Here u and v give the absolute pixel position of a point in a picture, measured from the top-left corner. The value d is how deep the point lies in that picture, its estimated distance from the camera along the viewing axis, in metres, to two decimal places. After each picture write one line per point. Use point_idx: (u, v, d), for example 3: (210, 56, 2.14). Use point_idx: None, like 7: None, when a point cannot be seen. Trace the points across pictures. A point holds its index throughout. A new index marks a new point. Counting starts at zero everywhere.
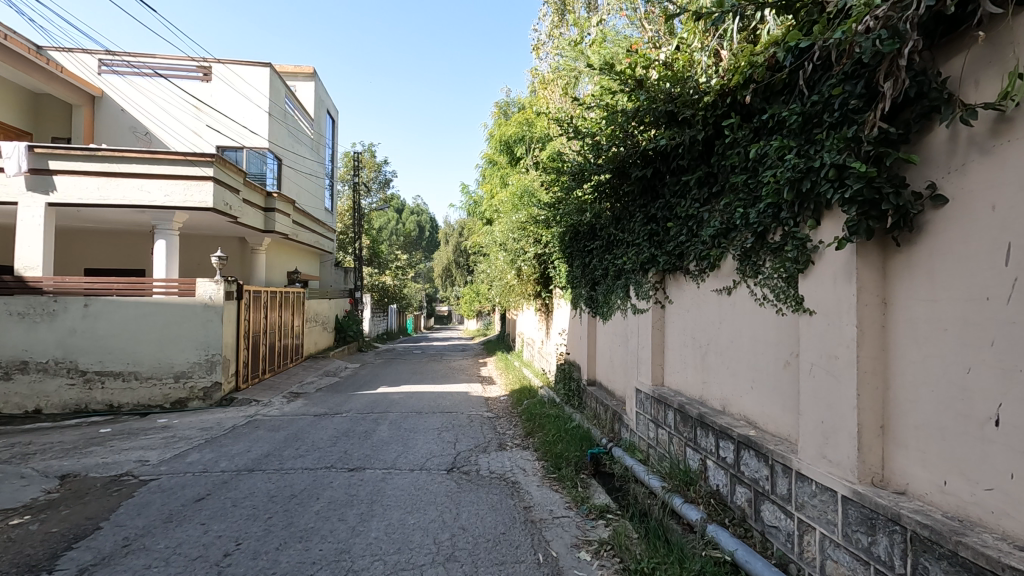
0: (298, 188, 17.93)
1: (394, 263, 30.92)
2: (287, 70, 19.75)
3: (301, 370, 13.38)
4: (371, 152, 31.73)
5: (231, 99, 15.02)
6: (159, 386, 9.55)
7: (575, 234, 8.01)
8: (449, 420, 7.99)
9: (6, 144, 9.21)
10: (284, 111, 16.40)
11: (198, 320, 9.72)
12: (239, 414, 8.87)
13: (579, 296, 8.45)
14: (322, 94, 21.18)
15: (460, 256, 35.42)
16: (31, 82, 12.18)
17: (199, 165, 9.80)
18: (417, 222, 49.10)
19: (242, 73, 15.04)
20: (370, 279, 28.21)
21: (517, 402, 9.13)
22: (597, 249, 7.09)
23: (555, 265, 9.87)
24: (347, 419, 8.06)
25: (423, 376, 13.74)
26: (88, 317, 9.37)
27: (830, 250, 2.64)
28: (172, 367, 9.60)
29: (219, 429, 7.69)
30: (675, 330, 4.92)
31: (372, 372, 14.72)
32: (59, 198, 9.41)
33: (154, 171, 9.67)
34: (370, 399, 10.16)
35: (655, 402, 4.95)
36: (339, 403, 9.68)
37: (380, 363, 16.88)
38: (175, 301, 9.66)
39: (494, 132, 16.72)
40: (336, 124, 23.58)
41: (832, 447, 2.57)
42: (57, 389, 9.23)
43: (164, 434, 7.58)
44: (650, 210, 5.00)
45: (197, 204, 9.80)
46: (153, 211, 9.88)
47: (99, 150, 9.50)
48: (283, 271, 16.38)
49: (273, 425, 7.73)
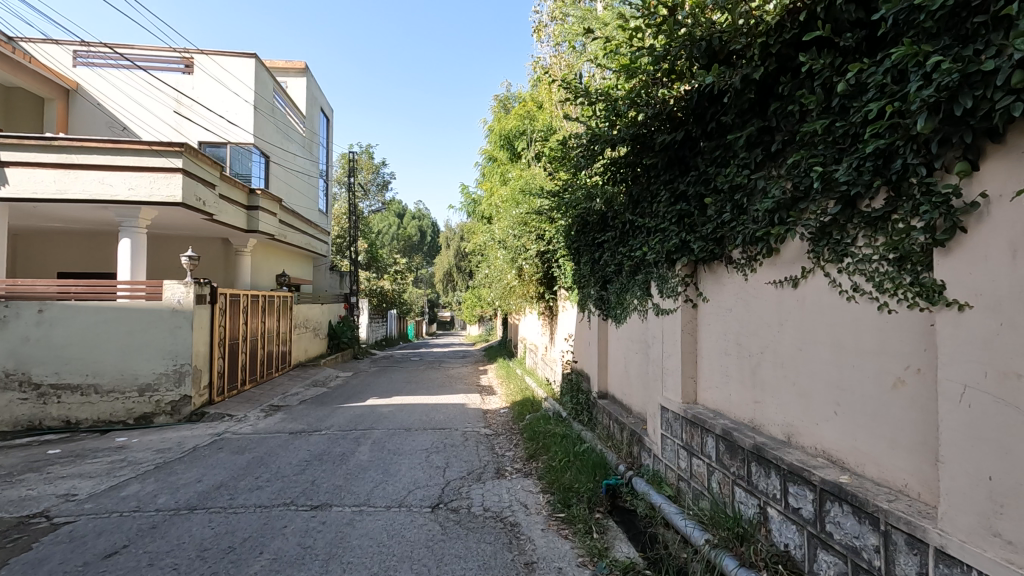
0: (288, 187, 17.07)
1: (392, 267, 30.02)
2: (277, 65, 18.94)
3: (286, 380, 12.41)
4: (368, 154, 30.95)
5: (214, 91, 14.14)
6: (122, 400, 8.62)
7: (582, 227, 7.06)
8: (441, 439, 7.01)
9: None
10: (271, 106, 15.53)
11: (165, 326, 8.79)
12: (206, 431, 7.90)
13: (587, 297, 7.49)
14: (315, 90, 20.36)
15: (461, 260, 34.50)
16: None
17: (165, 155, 8.89)
18: (417, 227, 48.21)
19: (226, 65, 14.17)
20: (368, 284, 27.26)
21: (518, 416, 8.15)
22: (609, 243, 6.14)
23: (561, 263, 8.92)
24: (325, 438, 7.08)
25: (417, 386, 12.75)
26: (43, 324, 8.45)
27: (1000, 207, 1.69)
28: (137, 379, 8.67)
29: (177, 450, 6.73)
30: (711, 337, 3.96)
31: (364, 381, 13.74)
32: (11, 193, 8.46)
33: (117, 162, 8.78)
34: (356, 412, 9.18)
35: (688, 424, 3.99)
36: (321, 418, 8.71)
37: (374, 372, 15.90)
38: (140, 306, 8.74)
39: (493, 126, 15.83)
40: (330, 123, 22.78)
41: (1014, 522, 1.62)
42: (7, 404, 8.30)
43: (114, 456, 6.62)
44: (678, 186, 4.05)
45: (165, 198, 8.88)
46: (116, 206, 8.94)
47: (55, 139, 8.61)
48: (270, 275, 15.46)
49: (239, 446, 6.75)
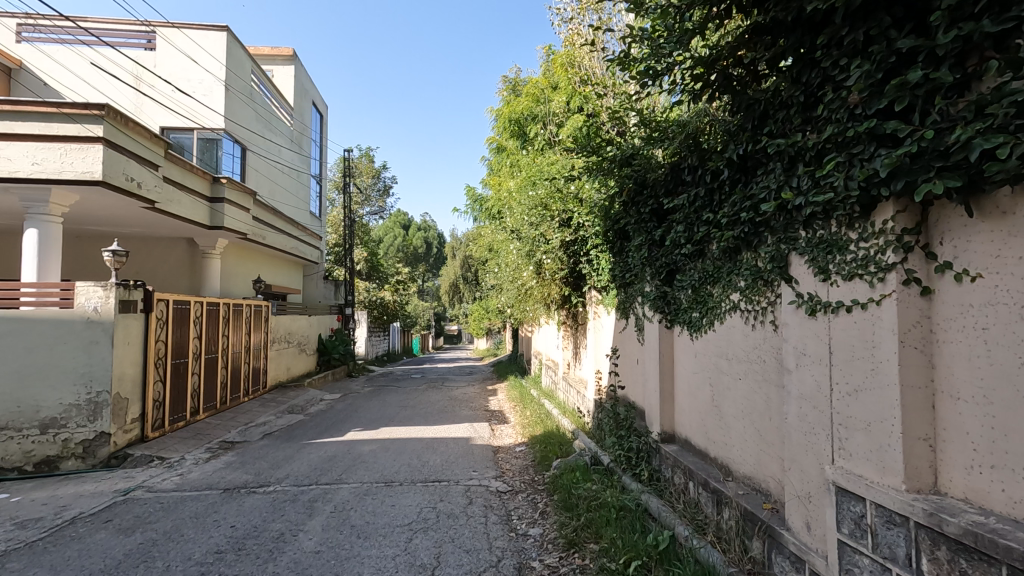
0: (272, 183, 15.12)
1: (394, 277, 27.96)
2: (262, 52, 17.10)
3: (255, 407, 10.26)
4: (368, 157, 29.14)
5: (182, 69, 12.25)
6: (18, 440, 6.52)
7: (634, 195, 4.96)
8: (435, 503, 4.84)
9: None
10: (249, 89, 13.65)
11: (76, 343, 6.66)
12: (114, 485, 5.76)
13: (639, 295, 5.38)
14: (305, 82, 18.50)
15: (468, 269, 32.32)
16: None
17: (80, 121, 6.86)
18: (423, 238, 46.21)
19: (197, 38, 12.29)
20: (367, 296, 25.20)
21: (542, 461, 5.96)
22: (689, 205, 4.03)
23: (597, 253, 6.78)
24: (265, 503, 4.90)
25: (414, 411, 10.51)
26: None
27: None
28: (37, 413, 6.56)
29: (46, 524, 4.59)
30: (988, 354, 1.83)
31: (351, 405, 11.56)
32: None
33: (21, 130, 6.80)
34: (329, 452, 7.03)
35: (943, 549, 1.85)
36: (277, 461, 6.53)
37: (366, 393, 13.66)
38: (46, 315, 6.64)
39: (501, 109, 13.82)
40: (324, 119, 20.95)
41: None
42: None
43: None
44: (900, 37, 1.97)
45: (78, 175, 6.83)
46: (20, 187, 6.93)
47: None
48: (247, 283, 13.43)
49: (136, 518, 4.59)
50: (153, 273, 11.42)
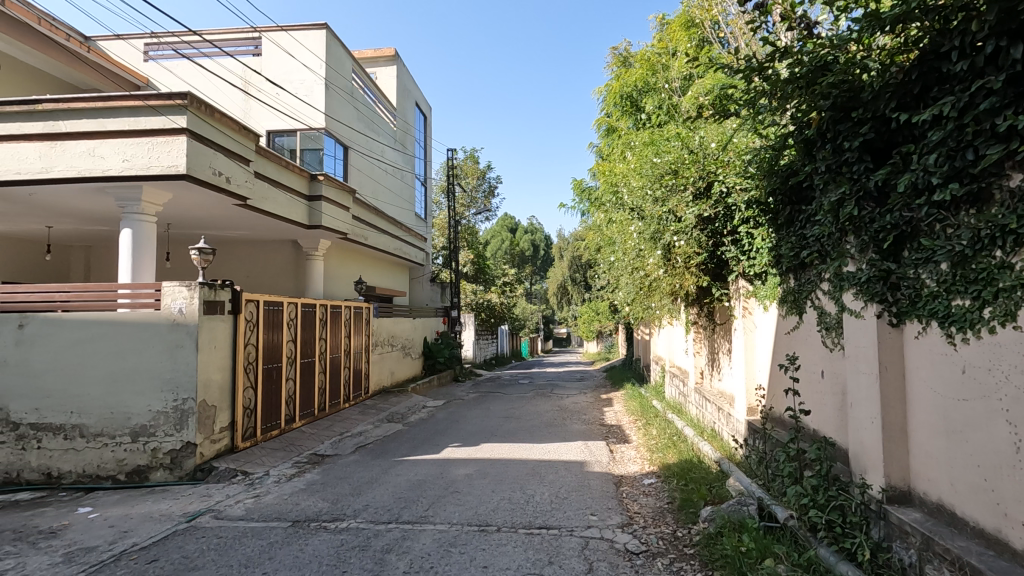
0: (374, 184, 14.83)
1: (500, 279, 27.30)
2: (366, 55, 17.00)
3: (354, 415, 9.71)
4: (473, 159, 28.88)
5: (286, 70, 12.20)
6: (111, 447, 6.21)
7: (826, 127, 3.31)
8: (540, 565, 3.53)
9: None
10: (350, 88, 13.39)
11: (162, 345, 6.24)
12: (188, 507, 5.14)
13: (829, 276, 3.66)
14: (408, 83, 18.24)
15: (576, 270, 30.86)
16: (53, 65, 10.11)
17: (164, 112, 6.54)
18: (530, 240, 45.50)
19: (299, 38, 12.19)
20: (474, 298, 24.69)
21: (685, 506, 4.44)
22: (958, 115, 2.37)
23: (751, 230, 5.12)
24: (330, 548, 3.90)
25: (519, 424, 9.31)
26: (23, 344, 6.32)
27: None
28: (128, 420, 6.21)
29: (94, 558, 3.97)
30: None
31: (453, 414, 10.67)
32: None
33: (113, 127, 6.63)
34: (421, 473, 6.01)
35: None
36: (360, 484, 5.61)
37: (471, 401, 12.70)
38: (137, 317, 6.28)
39: (611, 85, 12.22)
40: (427, 120, 20.69)
41: None
42: None
43: (2, 561, 4.04)
44: None
45: (165, 170, 6.50)
46: (114, 187, 6.77)
47: (41, 102, 6.61)
48: (350, 285, 13.16)
49: (182, 560, 3.80)
50: (261, 276, 11.38)
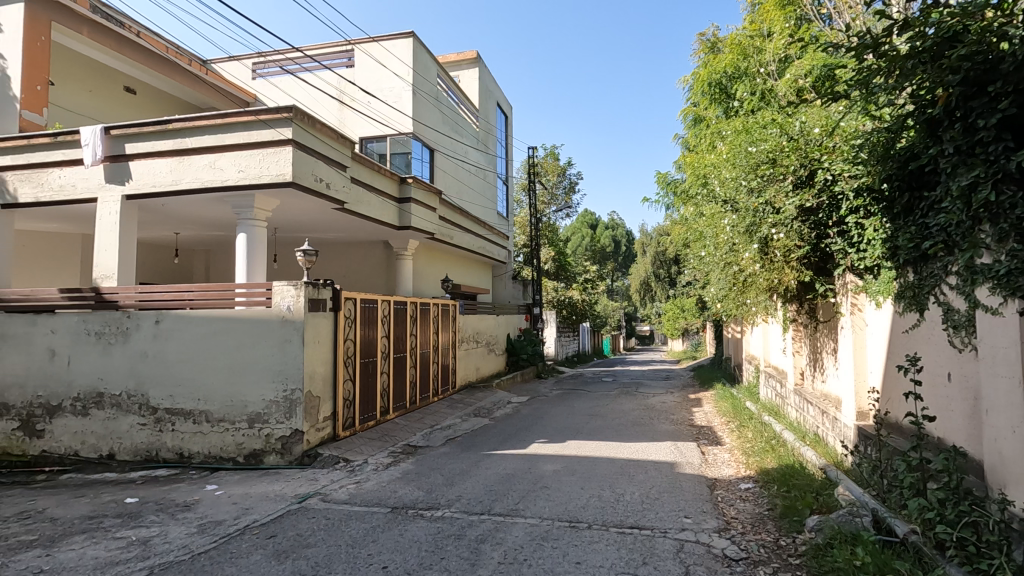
0: (458, 184, 15.24)
1: (582, 275, 27.11)
2: (450, 59, 17.45)
3: (442, 409, 10.05)
4: (553, 156, 28.86)
5: (377, 79, 12.82)
6: (232, 432, 6.85)
7: (956, 104, 2.98)
8: (634, 565, 3.49)
9: (85, 130, 7.69)
10: (435, 92, 13.84)
11: (273, 340, 6.79)
12: (298, 489, 5.57)
13: (958, 269, 3.31)
14: (490, 84, 18.54)
15: (660, 265, 29.99)
16: (178, 87, 11.38)
17: (273, 125, 7.11)
18: (611, 236, 44.75)
19: (388, 47, 12.79)
20: (555, 295, 24.69)
21: (788, 514, 4.20)
22: None
23: (861, 220, 4.74)
24: (428, 535, 4.08)
25: (605, 422, 9.21)
26: (160, 338, 7.12)
27: None
28: (246, 408, 6.82)
29: (222, 531, 4.41)
30: None
31: (538, 410, 10.76)
32: (135, 188, 7.55)
33: (229, 140, 7.29)
34: (509, 468, 6.12)
35: None
36: (452, 476, 5.81)
37: (554, 397, 12.73)
38: (251, 314, 6.86)
39: (698, 72, 11.74)
40: (508, 119, 20.92)
41: None
42: (129, 429, 7.16)
43: (149, 529, 4.59)
44: None
45: (275, 178, 7.06)
46: (232, 196, 7.45)
47: (171, 122, 7.42)
48: (437, 283, 13.62)
49: (296, 537, 4.14)
50: (356, 275, 12.07)
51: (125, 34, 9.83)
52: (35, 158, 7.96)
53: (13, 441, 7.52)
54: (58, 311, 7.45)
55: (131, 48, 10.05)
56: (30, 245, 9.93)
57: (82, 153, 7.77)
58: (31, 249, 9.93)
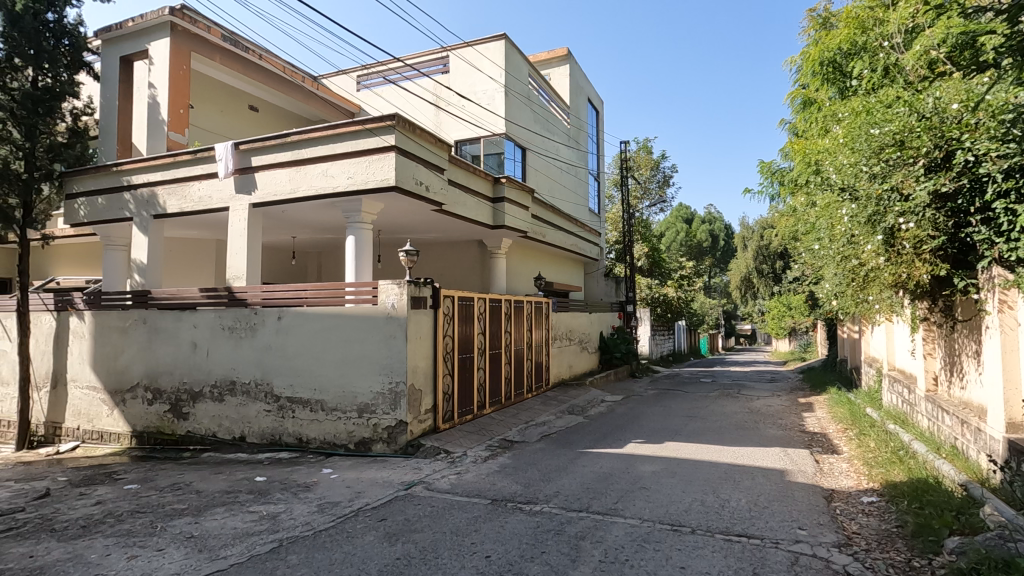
0: (550, 182, 15.28)
1: (677, 272, 26.16)
2: (540, 58, 17.52)
3: (537, 405, 10.15)
4: (645, 149, 28.07)
5: (471, 83, 13.19)
6: (344, 420, 7.37)
7: None
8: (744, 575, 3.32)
9: (219, 147, 8.61)
10: (526, 92, 13.97)
11: (380, 335, 7.21)
12: (404, 477, 5.88)
13: None
14: (580, 80, 18.40)
15: (763, 260, 28.20)
16: (294, 103, 12.41)
17: (378, 133, 7.55)
18: (709, 231, 42.74)
19: (482, 50, 13.09)
20: (649, 293, 24.04)
21: (922, 533, 3.80)
22: None
23: (1012, 205, 4.17)
24: (528, 529, 4.14)
25: (706, 424, 8.83)
26: (281, 332, 7.81)
27: None
28: (356, 399, 7.31)
29: (339, 512, 4.76)
30: None
31: (633, 410, 10.54)
32: (260, 197, 8.34)
33: (338, 149, 7.83)
34: (606, 467, 6.06)
35: None
36: (549, 472, 5.86)
37: (650, 397, 12.40)
38: (359, 311, 7.33)
39: (808, 52, 10.88)
40: (599, 115, 20.65)
41: None
42: (257, 415, 7.93)
43: (277, 505, 5.07)
44: None
45: (380, 183, 7.50)
46: (342, 201, 8.01)
47: (289, 135, 8.11)
48: (530, 281, 13.76)
49: (404, 522, 4.38)
50: (452, 274, 12.51)
51: (250, 58, 10.90)
52: (179, 173, 9.03)
53: (164, 422, 8.60)
54: (199, 308, 8.40)
55: (254, 70, 11.11)
56: (176, 251, 11.28)
57: (217, 167, 8.71)
58: (176, 254, 11.26)
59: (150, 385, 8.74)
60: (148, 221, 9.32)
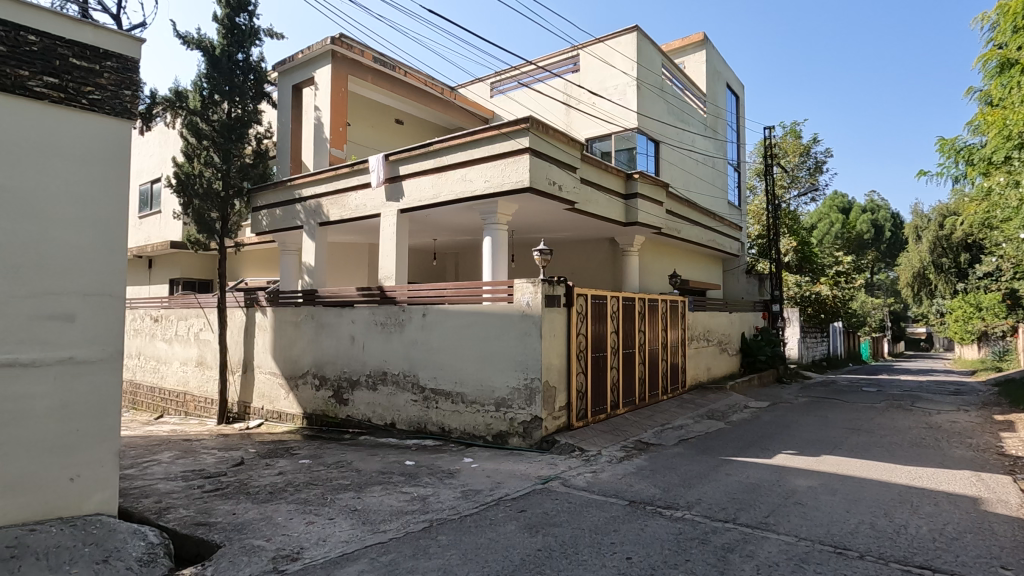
0: (685, 175, 14.60)
1: (832, 268, 23.55)
2: (674, 46, 16.81)
3: (673, 408, 9.77)
4: (793, 133, 25.64)
5: (602, 79, 13.07)
6: (482, 413, 7.73)
7: None
8: None
9: (373, 159, 9.49)
10: (660, 82, 13.49)
11: (516, 332, 7.44)
12: (540, 471, 6.01)
13: None
14: (718, 64, 17.33)
15: (943, 253, 24.31)
16: (435, 114, 13.26)
17: (513, 136, 7.79)
18: (871, 221, 37.85)
19: (613, 45, 12.89)
20: (797, 291, 21.93)
21: None
22: None
23: None
24: (670, 534, 4.01)
25: (873, 439, 7.84)
26: (426, 328, 8.40)
27: None
28: (493, 393, 7.62)
29: (481, 499, 5.01)
30: None
31: (782, 418, 9.70)
32: (407, 203, 9.04)
33: (476, 155, 8.21)
34: (754, 477, 5.65)
35: None
36: (690, 478, 5.61)
37: (801, 405, 11.31)
38: (497, 309, 7.63)
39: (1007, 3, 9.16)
40: (739, 100, 19.28)
41: None
42: (405, 404, 8.61)
43: (426, 489, 5.47)
44: None
45: (515, 185, 7.74)
46: (480, 204, 8.39)
47: (432, 144, 8.68)
48: (664, 278, 13.28)
49: (543, 515, 4.48)
50: (584, 272, 12.51)
51: (397, 75, 11.86)
52: (340, 184, 10.10)
53: (329, 406, 9.68)
54: (356, 305, 9.33)
55: (400, 86, 12.06)
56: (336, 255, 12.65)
57: (370, 177, 9.60)
58: (336, 258, 12.63)
59: (317, 373, 9.90)
60: (315, 228, 10.56)
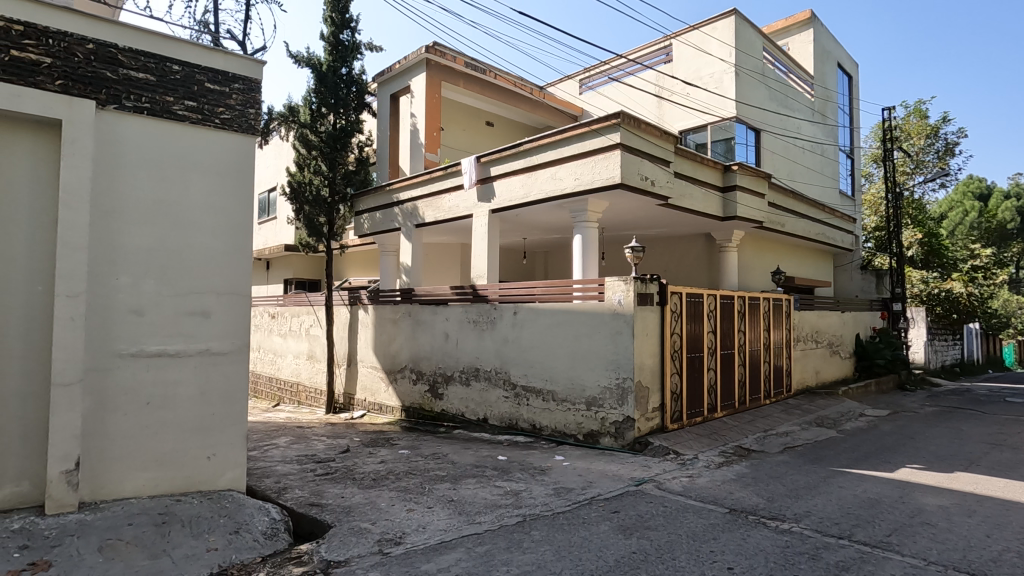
0: (789, 164, 13.64)
1: (966, 262, 20.94)
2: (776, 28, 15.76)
3: (777, 413, 9.17)
4: (918, 113, 23.15)
5: (696, 68, 12.54)
6: (573, 412, 7.71)
7: None
8: None
9: (465, 161, 9.78)
10: (761, 67, 12.69)
11: (607, 331, 7.35)
12: (633, 473, 5.89)
13: None
14: (828, 43, 16.00)
15: None
16: (524, 114, 13.41)
17: (603, 133, 7.69)
18: (1016, 208, 33.19)
19: (709, 31, 12.32)
20: (923, 288, 19.72)
21: None
22: None
23: None
24: (776, 547, 3.79)
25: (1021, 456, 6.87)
26: (517, 326, 8.52)
27: None
28: (584, 392, 7.57)
29: (573, 497, 5.02)
30: None
31: (905, 428, 8.78)
32: (498, 203, 9.22)
33: (566, 153, 8.19)
34: (873, 491, 5.17)
35: None
36: (797, 488, 5.25)
37: (929, 415, 10.16)
38: (587, 307, 7.58)
39: None
40: (853, 80, 17.68)
41: None
42: (497, 400, 8.80)
43: (518, 484, 5.56)
44: None
45: (605, 182, 7.65)
46: (570, 202, 8.37)
47: (522, 145, 8.78)
48: (765, 275, 12.51)
49: (638, 517, 4.39)
50: (677, 269, 12.09)
51: (488, 79, 12.13)
52: (434, 187, 10.51)
53: (425, 399, 10.11)
54: (450, 303, 9.67)
55: (491, 89, 12.32)
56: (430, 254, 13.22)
57: (463, 179, 9.90)
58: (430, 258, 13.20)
59: (414, 368, 10.38)
60: (411, 230, 11.06)
